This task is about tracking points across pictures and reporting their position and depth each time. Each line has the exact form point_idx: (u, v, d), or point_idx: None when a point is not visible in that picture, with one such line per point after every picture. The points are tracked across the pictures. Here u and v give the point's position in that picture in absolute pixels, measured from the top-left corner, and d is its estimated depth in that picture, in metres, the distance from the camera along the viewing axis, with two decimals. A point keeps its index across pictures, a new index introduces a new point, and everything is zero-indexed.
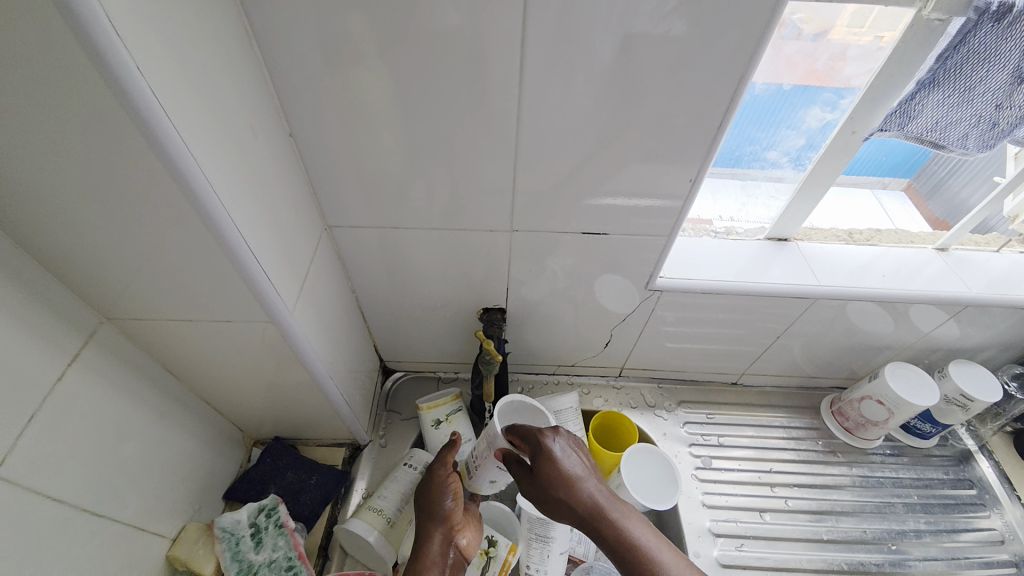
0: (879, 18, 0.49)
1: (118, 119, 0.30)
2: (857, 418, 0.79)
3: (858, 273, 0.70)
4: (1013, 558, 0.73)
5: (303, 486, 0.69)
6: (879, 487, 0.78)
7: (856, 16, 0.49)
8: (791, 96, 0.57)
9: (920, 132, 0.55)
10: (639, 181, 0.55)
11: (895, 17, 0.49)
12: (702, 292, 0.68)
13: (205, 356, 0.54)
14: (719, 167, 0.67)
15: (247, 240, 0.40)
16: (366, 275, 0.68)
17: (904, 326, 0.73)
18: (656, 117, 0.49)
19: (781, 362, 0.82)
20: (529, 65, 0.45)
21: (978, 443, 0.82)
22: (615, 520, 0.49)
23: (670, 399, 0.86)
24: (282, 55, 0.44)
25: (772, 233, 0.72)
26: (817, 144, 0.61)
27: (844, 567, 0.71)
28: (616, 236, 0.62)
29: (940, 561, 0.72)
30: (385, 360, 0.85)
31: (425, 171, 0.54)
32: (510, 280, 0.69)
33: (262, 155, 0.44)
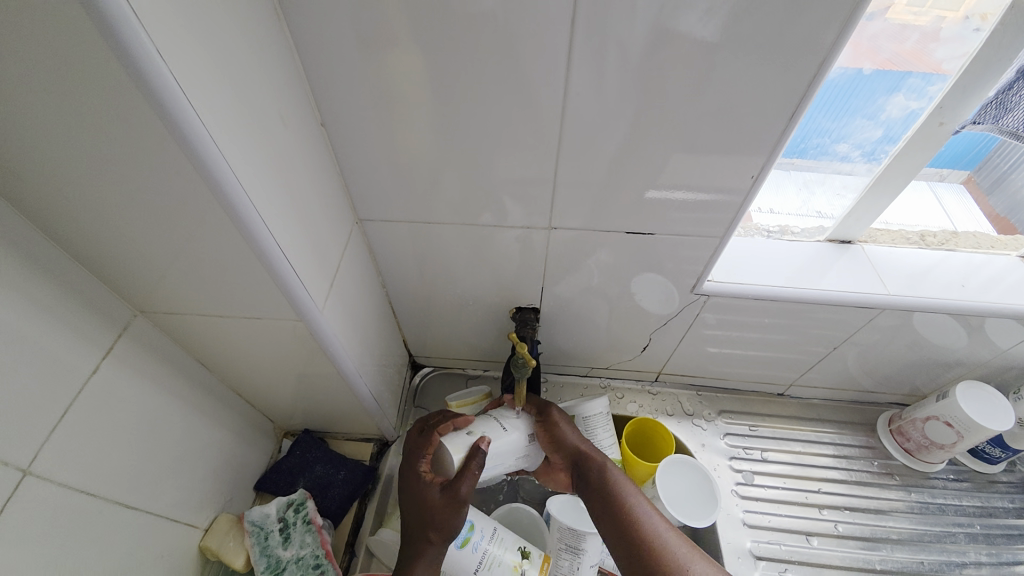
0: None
1: (139, 111, 0.28)
2: (919, 438, 0.73)
3: (929, 282, 0.63)
4: None
5: (330, 481, 0.68)
6: (940, 514, 0.72)
7: None
8: (870, 81, 0.50)
9: (1017, 128, 0.49)
10: (689, 176, 0.51)
11: None
12: (751, 298, 0.62)
13: (234, 350, 0.53)
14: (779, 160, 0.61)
15: (274, 237, 0.38)
16: (396, 270, 0.66)
17: (980, 340, 0.66)
18: (713, 110, 0.45)
19: (835, 374, 0.76)
20: (577, 48, 0.41)
21: None
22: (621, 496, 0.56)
23: (710, 408, 0.81)
24: (315, 41, 0.42)
25: (833, 235, 0.66)
26: (896, 136, 0.54)
27: None
28: (660, 235, 0.57)
29: None
30: (414, 355, 0.83)
31: (461, 163, 0.51)
32: (544, 279, 0.66)
33: (294, 148, 0.42)
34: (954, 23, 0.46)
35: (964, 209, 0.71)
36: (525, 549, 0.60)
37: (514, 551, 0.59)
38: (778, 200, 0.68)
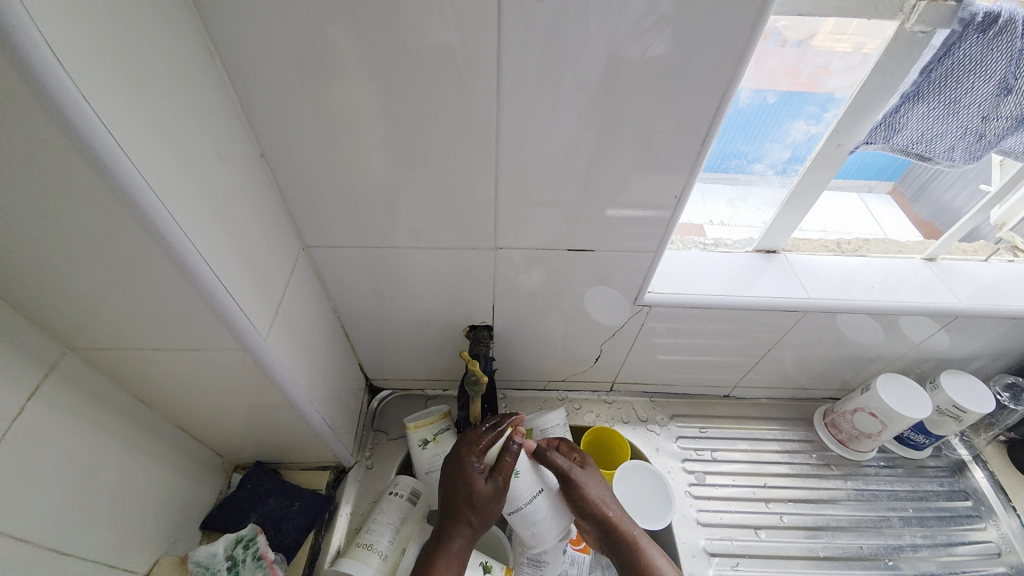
0: (859, 27, 0.48)
1: (61, 148, 0.28)
2: (849, 430, 0.78)
3: (845, 285, 0.68)
4: (1010, 570, 0.71)
5: (285, 513, 0.66)
6: (874, 500, 0.77)
7: (838, 23, 0.48)
8: (775, 109, 0.56)
9: (905, 145, 0.55)
10: (622, 196, 0.54)
11: (876, 24, 0.48)
12: (691, 306, 0.66)
13: (175, 384, 0.52)
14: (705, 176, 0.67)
15: (212, 266, 0.38)
16: (347, 294, 0.66)
17: (895, 336, 0.72)
18: (637, 134, 0.48)
19: (774, 374, 0.81)
20: (508, 79, 0.44)
21: (971, 453, 0.81)
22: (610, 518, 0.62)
23: (663, 413, 0.84)
24: (251, 74, 0.43)
25: (761, 245, 0.71)
26: (802, 156, 0.60)
27: None
28: (602, 250, 0.61)
29: None
30: (371, 378, 0.83)
31: (405, 187, 0.53)
32: (495, 297, 0.68)
33: (231, 179, 0.42)
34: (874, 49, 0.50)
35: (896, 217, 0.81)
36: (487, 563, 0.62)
37: (477, 567, 0.61)
38: (715, 211, 0.73)
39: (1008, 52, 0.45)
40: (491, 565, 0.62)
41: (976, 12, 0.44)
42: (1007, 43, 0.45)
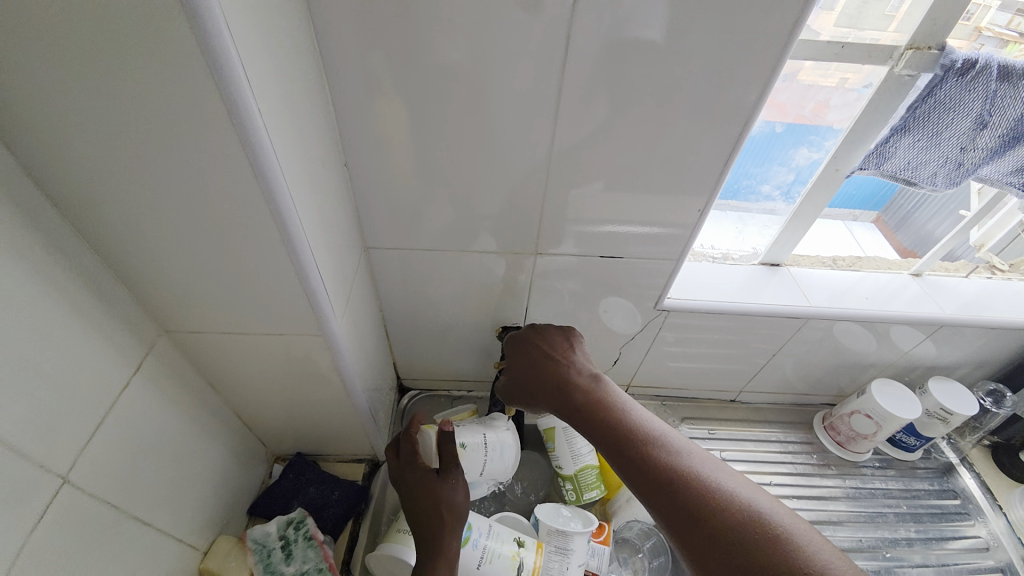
0: (841, 65, 0.56)
1: (229, 151, 0.34)
2: (847, 431, 0.83)
3: (842, 295, 0.75)
4: (1000, 565, 0.77)
5: (325, 501, 0.70)
6: (871, 497, 0.83)
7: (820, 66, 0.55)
8: (782, 137, 0.64)
9: (893, 170, 0.62)
10: (651, 210, 0.61)
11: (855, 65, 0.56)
12: (704, 312, 0.72)
13: (248, 368, 0.57)
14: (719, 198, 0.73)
15: (312, 257, 0.44)
16: (393, 294, 0.72)
17: (886, 344, 0.79)
18: (670, 156, 0.55)
19: (777, 380, 0.87)
20: (565, 106, 0.51)
21: (959, 456, 0.87)
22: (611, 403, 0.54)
23: (674, 416, 0.90)
24: (347, 95, 0.50)
25: (765, 259, 0.78)
26: (805, 179, 0.68)
27: None
28: (628, 258, 0.67)
29: (931, 568, 0.76)
30: (401, 379, 0.87)
31: (460, 197, 0.59)
32: (527, 301, 0.73)
33: (325, 183, 0.49)
34: (856, 84, 0.58)
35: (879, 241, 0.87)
36: (521, 538, 0.66)
37: (512, 542, 0.65)
38: (709, 237, 0.80)
39: (983, 93, 0.54)
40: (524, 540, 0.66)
41: (956, 59, 0.53)
42: (982, 85, 0.54)
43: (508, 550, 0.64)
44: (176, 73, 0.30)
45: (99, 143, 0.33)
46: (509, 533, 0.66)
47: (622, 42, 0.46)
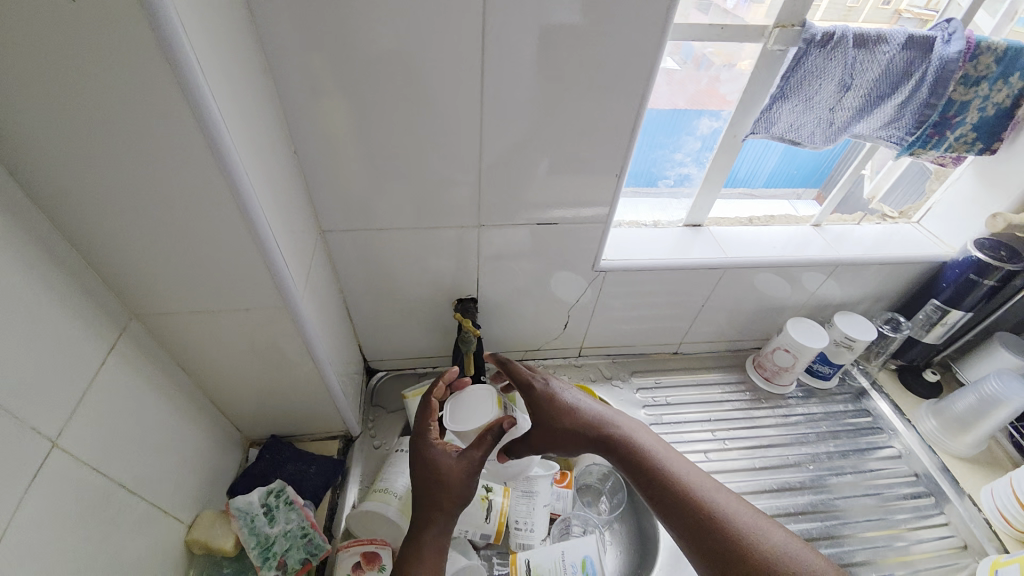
0: (724, 47, 0.66)
1: (188, 133, 0.39)
2: (772, 367, 0.95)
3: (753, 246, 0.86)
4: (911, 469, 0.87)
5: (303, 475, 0.74)
6: (795, 422, 0.93)
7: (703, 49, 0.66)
8: (684, 111, 0.72)
9: (781, 133, 0.72)
10: (580, 179, 0.68)
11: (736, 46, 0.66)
12: (637, 269, 0.81)
13: (218, 348, 0.60)
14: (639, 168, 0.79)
15: (270, 232, 0.49)
16: (353, 276, 0.76)
17: (797, 287, 0.90)
18: (590, 128, 0.62)
19: (711, 330, 0.97)
20: (491, 87, 0.57)
21: (869, 380, 0.98)
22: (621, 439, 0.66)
23: (624, 371, 0.99)
24: (291, 86, 0.54)
25: (688, 220, 0.87)
26: (711, 145, 0.76)
27: (773, 487, 0.84)
28: (565, 225, 0.74)
29: (847, 474, 0.86)
30: (369, 361, 0.92)
31: (406, 178, 0.65)
32: (479, 274, 0.80)
33: (278, 167, 0.53)
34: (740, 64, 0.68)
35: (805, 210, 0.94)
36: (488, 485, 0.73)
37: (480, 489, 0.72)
38: (641, 213, 0.88)
39: (842, 60, 0.64)
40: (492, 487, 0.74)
41: (814, 33, 0.62)
42: (840, 53, 0.64)
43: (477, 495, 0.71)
44: (135, 65, 0.35)
45: (67, 133, 0.37)
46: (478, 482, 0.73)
47: (536, 29, 0.52)
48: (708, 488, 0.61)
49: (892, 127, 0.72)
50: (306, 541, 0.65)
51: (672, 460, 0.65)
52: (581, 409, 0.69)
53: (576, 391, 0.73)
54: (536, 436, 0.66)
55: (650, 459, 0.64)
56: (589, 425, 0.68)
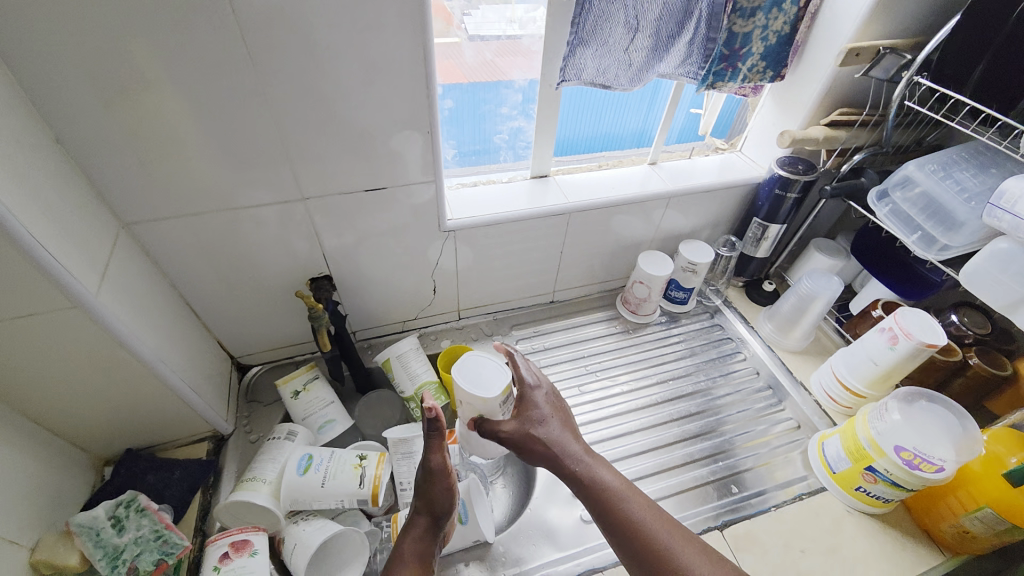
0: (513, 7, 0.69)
1: None
2: (634, 300, 1.02)
3: (593, 189, 0.92)
4: (754, 367, 0.97)
5: (166, 482, 0.72)
6: (657, 343, 1.02)
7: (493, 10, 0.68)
8: (495, 63, 0.74)
9: (592, 78, 0.76)
10: (397, 139, 0.67)
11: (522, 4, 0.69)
12: (484, 224, 0.83)
13: (13, 365, 0.55)
14: (471, 124, 0.80)
15: (22, 225, 0.45)
16: (185, 271, 0.72)
17: (643, 223, 0.98)
18: (390, 84, 0.62)
19: (577, 275, 1.03)
20: (269, 49, 0.55)
21: (722, 299, 1.08)
22: (587, 471, 0.64)
23: (504, 326, 1.03)
24: (25, 64, 0.48)
25: (534, 172, 0.91)
26: (531, 97, 0.80)
27: (638, 405, 0.91)
28: (397, 189, 0.74)
29: (700, 379, 0.96)
30: (236, 358, 0.89)
31: (209, 157, 0.61)
32: (326, 251, 0.78)
33: (30, 157, 0.49)
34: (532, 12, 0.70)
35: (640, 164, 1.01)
36: (363, 452, 0.73)
37: (354, 458, 0.73)
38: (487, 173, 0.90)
39: (621, 4, 0.69)
40: (367, 454, 0.74)
41: None
42: None
43: (349, 463, 0.72)
44: None
45: None
46: (352, 452, 0.73)
47: None
48: (678, 543, 0.58)
49: (687, 64, 0.79)
50: (159, 544, 0.64)
51: (633, 495, 0.62)
52: (568, 445, 0.66)
53: (558, 406, 0.72)
54: (508, 436, 0.66)
55: (625, 508, 0.61)
56: (574, 460, 0.65)
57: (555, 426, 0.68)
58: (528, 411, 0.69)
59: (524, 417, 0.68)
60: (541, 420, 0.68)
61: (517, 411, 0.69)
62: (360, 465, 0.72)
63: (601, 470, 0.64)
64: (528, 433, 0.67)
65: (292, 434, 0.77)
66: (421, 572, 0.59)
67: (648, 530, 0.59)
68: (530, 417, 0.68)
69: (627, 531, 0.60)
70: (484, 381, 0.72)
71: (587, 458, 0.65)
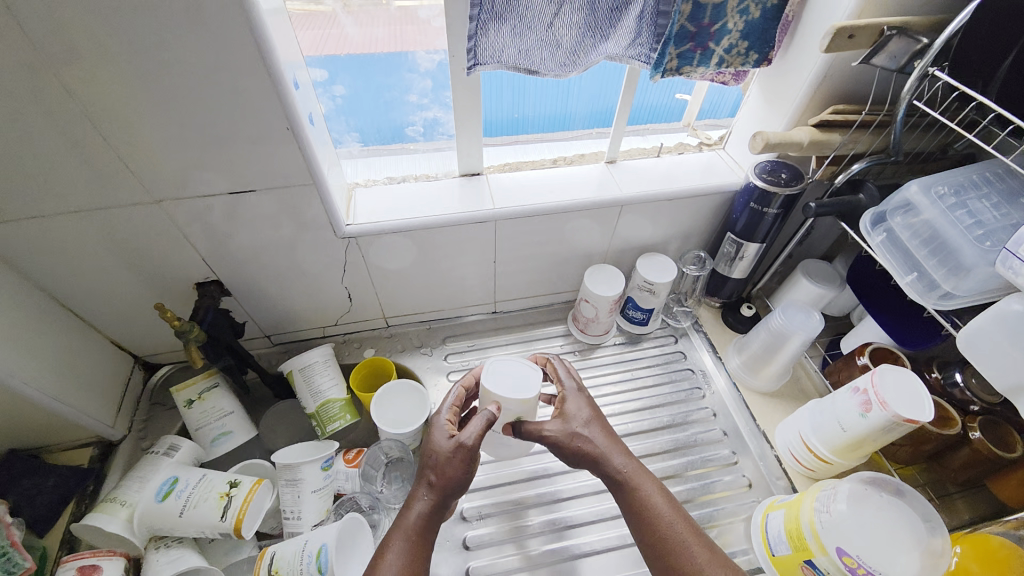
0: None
1: None
2: (582, 319, 0.89)
3: (528, 192, 0.78)
4: (712, 408, 0.83)
5: (38, 489, 0.69)
6: (602, 369, 0.89)
7: None
8: (388, 42, 0.62)
9: (513, 60, 0.62)
10: (254, 137, 0.56)
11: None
12: (390, 232, 0.72)
13: None
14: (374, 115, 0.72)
15: None
16: (49, 274, 0.66)
17: (594, 232, 0.84)
18: (225, 73, 0.50)
19: (521, 285, 0.92)
20: (51, 33, 0.44)
21: (691, 321, 0.94)
22: (633, 487, 0.59)
23: (436, 338, 0.93)
24: None
25: (463, 169, 0.79)
26: (442, 82, 0.68)
27: None
28: (270, 193, 0.63)
29: (642, 416, 0.83)
30: (140, 357, 0.84)
31: (25, 159, 0.52)
32: (207, 257, 0.70)
33: None
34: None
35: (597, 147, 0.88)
36: (234, 479, 0.68)
37: (222, 485, 0.67)
38: (408, 167, 0.80)
39: None
40: (239, 481, 0.68)
41: None
42: None
43: (216, 492, 0.66)
44: None
45: None
46: (223, 478, 0.68)
47: None
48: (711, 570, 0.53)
49: (637, 45, 0.64)
50: (3, 560, 0.60)
51: (680, 520, 0.57)
52: (612, 457, 0.60)
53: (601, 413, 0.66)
54: (552, 438, 0.61)
55: (660, 523, 0.56)
56: (613, 472, 0.60)
57: (598, 435, 0.62)
58: (570, 414, 0.63)
59: (569, 418, 0.63)
60: (584, 423, 0.62)
61: (564, 411, 0.63)
62: (228, 494, 0.66)
63: (645, 486, 0.59)
64: (575, 435, 0.61)
65: (171, 450, 0.71)
66: (416, 560, 0.54)
67: (687, 560, 0.54)
68: (572, 420, 0.63)
69: (666, 556, 0.55)
70: (524, 383, 0.63)
71: (635, 472, 0.60)
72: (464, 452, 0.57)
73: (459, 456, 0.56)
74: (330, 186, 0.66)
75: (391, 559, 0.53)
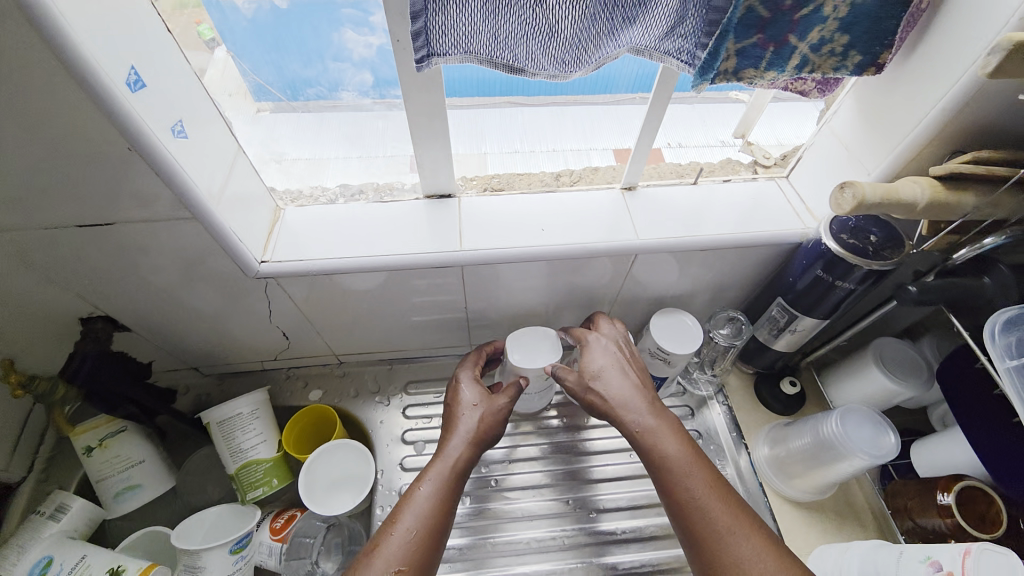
0: None
1: None
2: None
3: (512, 226, 0.59)
4: None
5: None
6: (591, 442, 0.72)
7: None
8: (299, 18, 0.44)
9: (485, 52, 0.41)
10: (88, 155, 0.38)
11: None
12: (320, 274, 0.55)
13: None
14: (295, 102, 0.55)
15: None
16: None
17: (598, 281, 0.64)
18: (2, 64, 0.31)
19: (504, 330, 0.74)
20: None
21: (714, 389, 0.74)
22: (646, 436, 0.52)
23: (397, 384, 0.77)
24: None
25: (429, 190, 0.60)
26: (387, 77, 0.52)
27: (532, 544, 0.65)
28: (143, 227, 0.45)
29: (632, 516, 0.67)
30: None
31: None
32: (86, 291, 0.54)
33: None
34: None
35: (634, 117, 0.62)
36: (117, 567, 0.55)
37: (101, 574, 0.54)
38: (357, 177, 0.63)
39: None
40: (125, 568, 0.55)
41: None
42: None
43: None
44: None
45: None
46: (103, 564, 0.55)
47: None
48: (727, 531, 0.45)
49: (675, 37, 0.42)
50: None
51: (698, 475, 0.49)
52: (630, 409, 0.54)
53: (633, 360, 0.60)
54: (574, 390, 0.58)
55: (681, 488, 0.49)
56: (632, 427, 0.53)
57: (619, 381, 0.57)
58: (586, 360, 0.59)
59: (589, 363, 0.59)
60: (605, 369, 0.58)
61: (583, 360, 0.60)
62: None
63: (660, 435, 0.52)
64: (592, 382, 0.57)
65: (58, 511, 0.59)
66: (443, 508, 0.49)
67: (708, 518, 0.46)
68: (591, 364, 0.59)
69: (687, 519, 0.47)
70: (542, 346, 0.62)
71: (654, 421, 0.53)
72: (494, 413, 0.57)
73: (488, 416, 0.56)
74: (229, 218, 0.48)
75: (407, 513, 0.48)
